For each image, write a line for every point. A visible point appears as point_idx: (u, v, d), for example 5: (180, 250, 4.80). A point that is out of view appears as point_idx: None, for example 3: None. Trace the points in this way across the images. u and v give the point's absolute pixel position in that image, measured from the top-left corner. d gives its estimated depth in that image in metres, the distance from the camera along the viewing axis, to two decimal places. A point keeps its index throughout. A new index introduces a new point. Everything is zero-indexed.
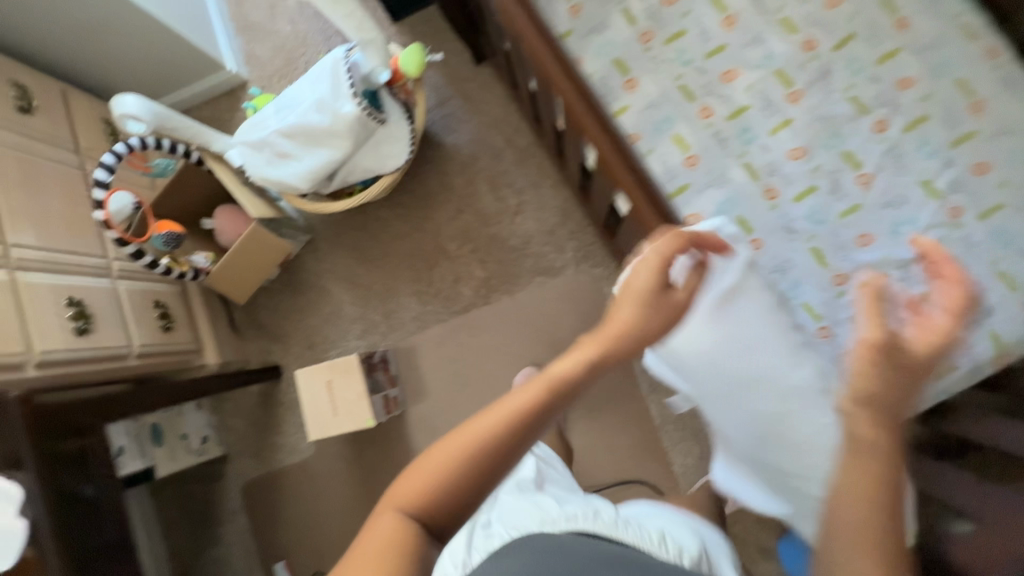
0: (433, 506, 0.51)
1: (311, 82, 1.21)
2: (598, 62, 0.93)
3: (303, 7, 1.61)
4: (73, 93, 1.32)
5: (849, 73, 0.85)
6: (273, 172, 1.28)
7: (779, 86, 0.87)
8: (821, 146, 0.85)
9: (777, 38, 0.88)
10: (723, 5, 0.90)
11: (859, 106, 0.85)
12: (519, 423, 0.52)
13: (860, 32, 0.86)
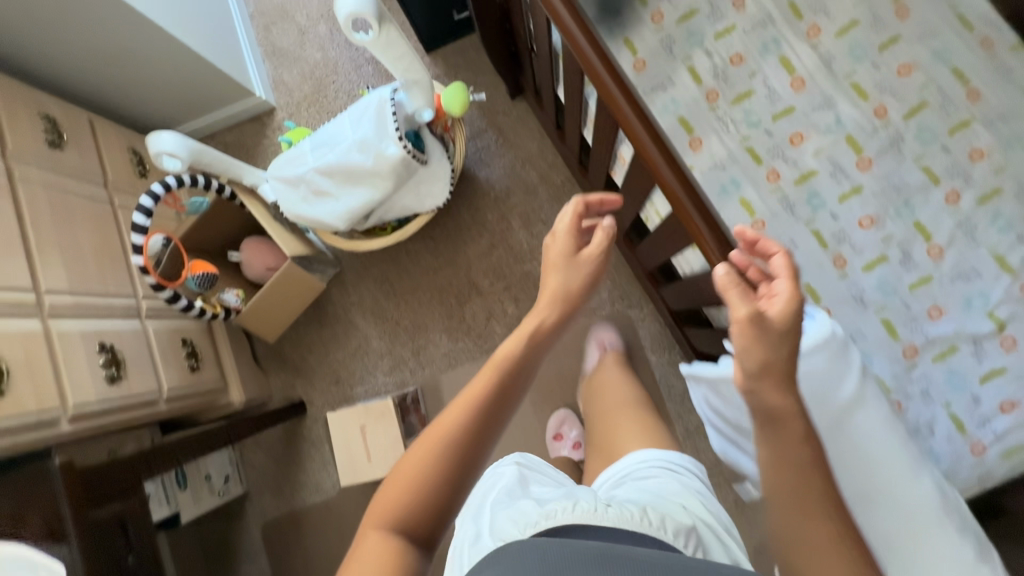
0: (417, 510, 0.56)
1: (353, 121, 1.18)
2: (663, 121, 0.91)
3: (334, 34, 1.59)
4: (100, 122, 1.27)
5: (921, 142, 0.84)
6: (309, 210, 1.25)
7: (850, 153, 0.86)
8: (892, 215, 0.84)
9: (847, 103, 0.87)
10: (791, 67, 0.89)
11: (931, 176, 0.84)
12: (476, 408, 0.60)
13: (932, 101, 0.85)
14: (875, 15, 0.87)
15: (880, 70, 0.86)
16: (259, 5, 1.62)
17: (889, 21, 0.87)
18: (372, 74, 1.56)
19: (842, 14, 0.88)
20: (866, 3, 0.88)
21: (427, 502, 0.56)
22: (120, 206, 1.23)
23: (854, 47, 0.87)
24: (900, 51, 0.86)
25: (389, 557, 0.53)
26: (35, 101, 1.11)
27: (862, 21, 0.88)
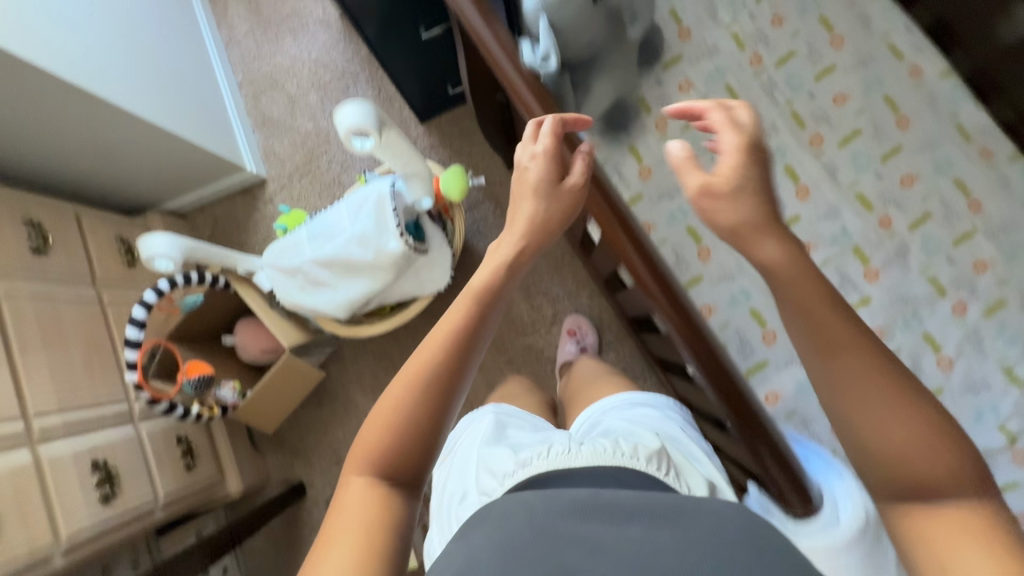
0: (396, 452, 0.53)
1: (351, 212, 1.16)
2: (670, 230, 0.91)
3: (325, 103, 1.56)
4: (87, 215, 1.24)
5: (926, 253, 0.85)
6: (307, 299, 1.22)
7: (857, 264, 0.86)
8: (901, 327, 0.84)
9: (853, 213, 0.87)
10: (796, 175, 0.89)
11: (937, 287, 0.84)
12: (449, 339, 0.56)
13: (935, 212, 0.86)
14: (876, 126, 0.87)
15: (884, 181, 0.87)
16: (247, 74, 1.60)
17: (891, 132, 0.87)
18: None
19: (844, 124, 0.88)
20: (868, 113, 0.88)
21: (405, 446, 0.53)
22: (109, 303, 1.19)
23: (857, 158, 0.88)
24: (903, 162, 0.87)
25: (375, 505, 0.50)
26: (19, 205, 1.07)
27: (864, 131, 0.88)
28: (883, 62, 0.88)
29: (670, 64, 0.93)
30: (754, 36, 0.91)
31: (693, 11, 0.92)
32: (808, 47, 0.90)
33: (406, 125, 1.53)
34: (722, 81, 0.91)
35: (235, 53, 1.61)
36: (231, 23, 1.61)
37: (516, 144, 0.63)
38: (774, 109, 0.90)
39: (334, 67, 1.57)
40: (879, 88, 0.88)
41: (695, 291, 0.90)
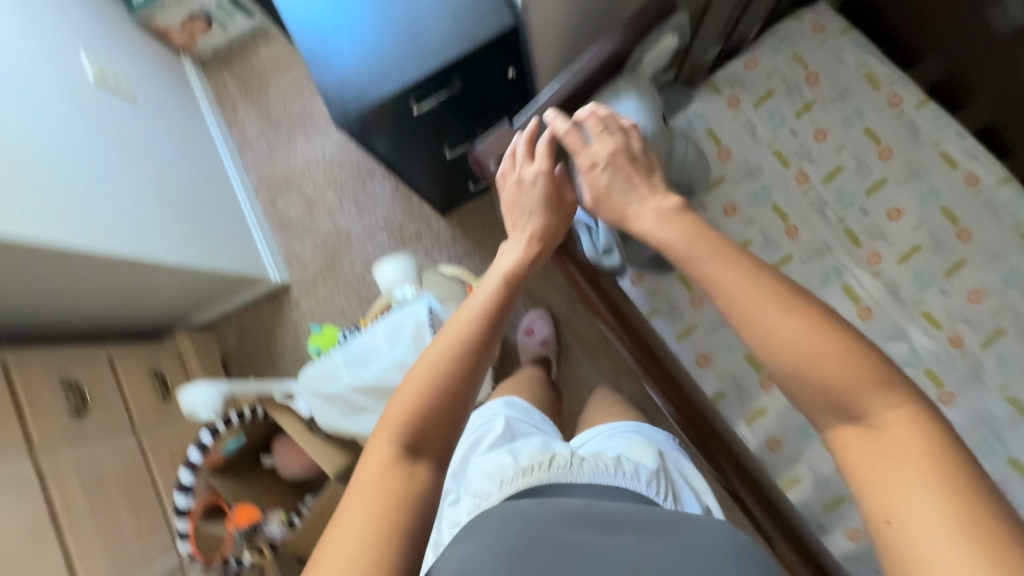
0: (427, 415, 0.59)
1: (388, 338, 1.15)
2: (730, 359, 0.97)
3: (344, 202, 1.55)
4: (121, 355, 1.22)
5: (1002, 372, 0.86)
6: (348, 424, 1.20)
7: (931, 387, 0.87)
8: (984, 453, 0.84)
9: (923, 332, 0.89)
10: (856, 295, 0.92)
11: (1020, 407, 0.85)
12: (475, 324, 0.66)
13: (1008, 328, 0.87)
14: (936, 239, 0.92)
15: (949, 297, 0.90)
16: (263, 177, 1.59)
17: (952, 245, 0.91)
18: (387, 242, 1.52)
19: (902, 240, 0.93)
20: (926, 228, 0.92)
21: (435, 410, 0.60)
22: (150, 447, 1.17)
23: (918, 271, 0.91)
24: (967, 276, 0.90)
25: (399, 472, 0.55)
26: (54, 368, 1.06)
27: (923, 246, 0.92)
28: (937, 171, 0.94)
29: (715, 185, 0.99)
30: (796, 154, 0.98)
31: (733, 133, 1.00)
32: (855, 161, 0.97)
33: (428, 219, 1.51)
34: (768, 201, 0.98)
35: (248, 157, 1.59)
36: (242, 126, 1.60)
37: (513, 159, 0.75)
38: (825, 228, 0.95)
39: (349, 165, 1.56)
40: (936, 200, 0.93)
41: (760, 424, 0.94)
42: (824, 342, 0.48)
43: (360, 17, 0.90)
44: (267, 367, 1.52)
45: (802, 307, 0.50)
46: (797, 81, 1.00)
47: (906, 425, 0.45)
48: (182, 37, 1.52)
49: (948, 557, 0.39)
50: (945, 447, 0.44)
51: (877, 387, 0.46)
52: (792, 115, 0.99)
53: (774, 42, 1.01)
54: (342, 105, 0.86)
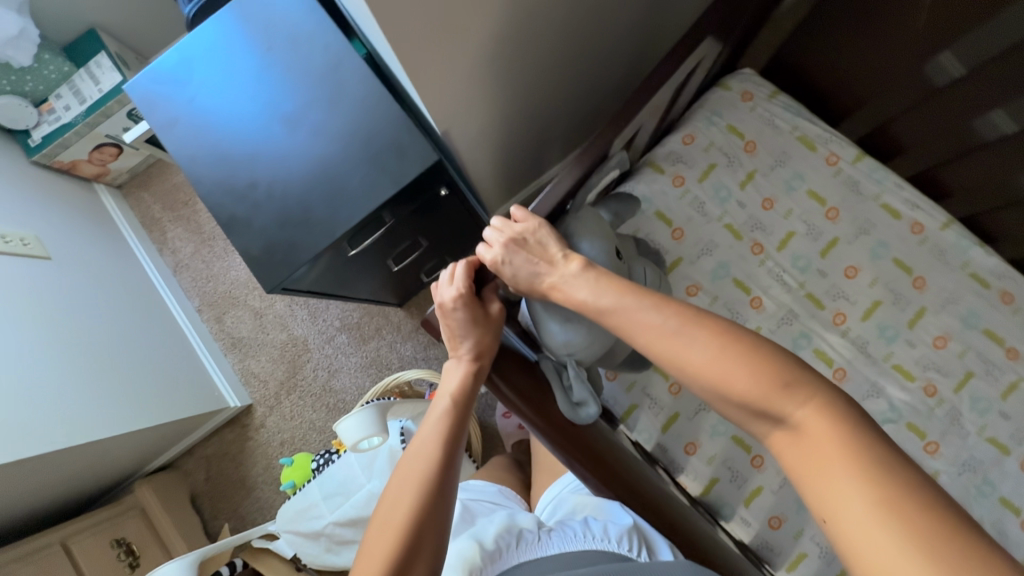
0: (401, 560, 0.61)
1: (363, 465, 1.11)
2: (716, 442, 1.00)
3: (295, 310, 1.49)
4: (74, 535, 1.13)
5: (978, 413, 0.98)
6: (337, 558, 1.13)
7: (916, 439, 0.98)
8: (976, 497, 0.95)
9: (900, 386, 1.00)
10: (828, 358, 1.02)
11: (999, 447, 0.96)
12: (431, 459, 0.67)
13: (977, 370, 1.00)
14: (894, 293, 1.04)
15: (916, 347, 1.02)
16: (205, 296, 1.51)
17: (909, 296, 1.04)
18: (347, 342, 1.46)
19: (862, 298, 1.04)
20: (882, 282, 1.05)
21: (408, 552, 0.61)
22: None
23: (881, 324, 1.03)
24: (930, 323, 1.02)
25: None
26: None
27: (882, 300, 1.04)
28: (881, 224, 1.07)
29: (674, 267, 1.08)
30: (748, 225, 1.09)
31: (683, 213, 1.09)
32: (805, 225, 1.08)
33: (387, 313, 1.46)
34: (728, 276, 1.07)
35: (187, 279, 1.52)
36: (174, 247, 1.53)
37: (433, 287, 0.73)
38: (789, 295, 1.05)
39: None
40: (886, 252, 1.06)
41: (758, 503, 0.98)
42: (728, 361, 0.51)
43: (263, 160, 0.81)
44: (240, 497, 1.42)
45: (707, 329, 0.53)
46: (733, 149, 1.11)
47: (817, 425, 0.47)
48: (92, 168, 1.43)
49: (872, 539, 0.41)
50: (855, 429, 0.47)
51: (787, 394, 0.49)
52: (737, 186, 1.10)
53: (708, 113, 1.13)
54: (270, 270, 0.80)
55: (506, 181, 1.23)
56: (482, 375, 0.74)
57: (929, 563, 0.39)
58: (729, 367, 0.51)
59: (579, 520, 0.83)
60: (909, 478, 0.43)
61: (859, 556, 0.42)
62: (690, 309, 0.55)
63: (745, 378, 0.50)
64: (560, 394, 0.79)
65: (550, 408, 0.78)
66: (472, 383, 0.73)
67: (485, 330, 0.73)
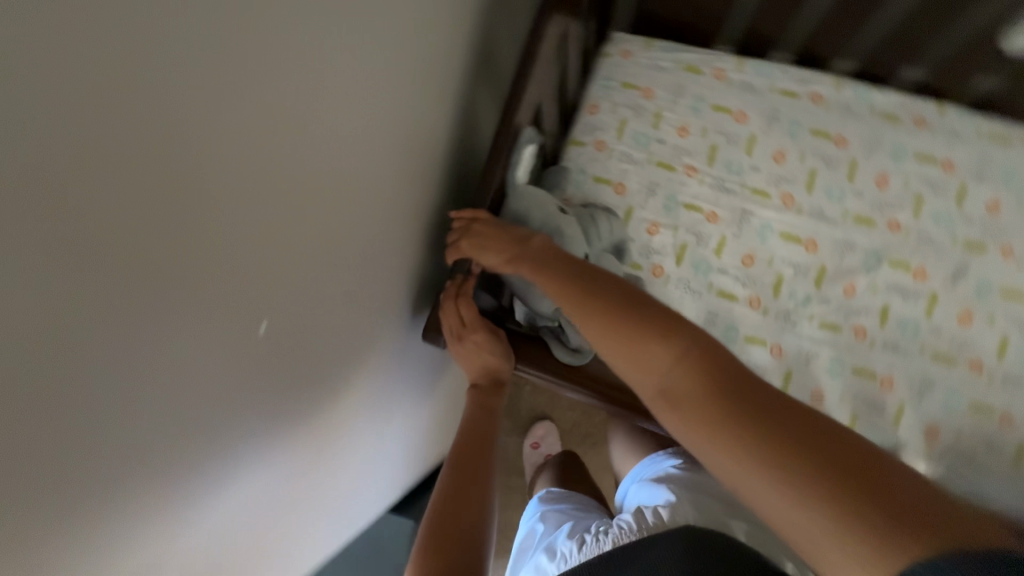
0: (445, 529, 0.62)
1: None
2: (736, 347, 0.99)
3: None
4: None
5: (944, 225, 1.01)
6: None
7: (903, 273, 0.99)
8: (980, 300, 0.97)
9: (867, 234, 1.02)
10: (796, 237, 1.03)
11: (975, 247, 0.99)
12: (467, 444, 0.76)
13: (924, 191, 1.03)
14: (823, 158, 1.06)
15: (864, 194, 1.04)
16: None
17: (837, 155, 1.06)
18: None
19: (800, 174, 1.06)
20: (809, 153, 1.06)
21: (450, 524, 0.63)
22: None
23: (828, 187, 1.05)
24: (866, 171, 1.05)
25: None
26: None
27: (817, 168, 1.05)
28: (786, 106, 1.09)
29: (630, 217, 1.05)
30: (675, 155, 1.08)
31: (617, 169, 1.07)
32: (722, 135, 1.08)
33: None
34: (679, 204, 1.05)
35: None
36: None
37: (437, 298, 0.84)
38: (737, 199, 1.05)
39: None
40: (802, 129, 1.08)
41: (796, 384, 0.97)
42: (611, 316, 0.56)
43: None
44: None
45: (603, 310, 0.56)
46: (636, 101, 1.10)
47: (686, 377, 0.49)
48: None
49: (747, 475, 0.44)
50: (738, 389, 0.47)
51: (665, 349, 0.52)
52: (651, 128, 1.09)
53: (600, 81, 1.12)
54: None
55: (465, 382, 1.29)
56: (496, 387, 0.84)
57: (781, 480, 0.42)
58: (602, 327, 0.56)
59: (641, 511, 0.67)
60: (799, 427, 0.44)
61: (742, 480, 0.44)
62: (585, 283, 0.60)
63: (629, 325, 0.54)
64: (557, 348, 0.85)
65: (553, 360, 0.86)
66: (492, 399, 0.83)
67: (497, 355, 0.82)
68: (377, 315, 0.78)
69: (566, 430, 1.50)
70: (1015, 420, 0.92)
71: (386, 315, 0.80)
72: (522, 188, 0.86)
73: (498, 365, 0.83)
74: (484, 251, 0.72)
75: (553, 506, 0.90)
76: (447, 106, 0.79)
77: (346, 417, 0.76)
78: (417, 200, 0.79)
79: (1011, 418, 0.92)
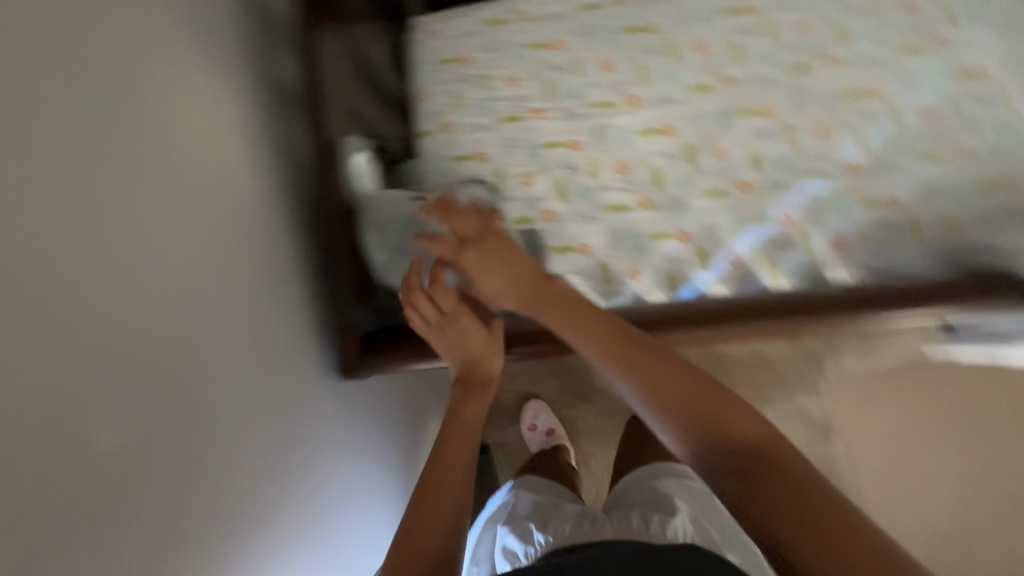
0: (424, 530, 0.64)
1: None
2: (647, 249, 1.02)
3: None
4: None
5: (772, 61, 1.03)
6: None
7: (757, 119, 1.02)
8: (830, 112, 1.00)
9: (713, 98, 1.04)
10: (654, 130, 1.05)
11: (806, 68, 1.02)
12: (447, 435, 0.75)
13: (744, 37, 1.04)
14: (644, 48, 1.06)
15: (694, 65, 1.05)
16: None
17: (654, 40, 1.06)
18: None
19: (630, 72, 1.06)
20: (630, 50, 1.06)
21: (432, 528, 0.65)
22: None
23: (662, 74, 1.05)
24: (687, 43, 1.05)
25: None
26: None
27: (643, 59, 1.05)
28: (590, 16, 1.08)
29: (501, 179, 1.05)
30: (515, 104, 1.07)
31: (470, 142, 1.07)
32: (546, 67, 1.07)
33: None
34: (539, 147, 1.06)
35: None
36: None
37: (403, 280, 0.78)
38: (586, 120, 1.06)
39: None
40: (614, 30, 1.07)
41: (712, 255, 1.01)
42: (622, 348, 0.69)
43: None
44: None
45: (620, 344, 0.69)
46: (458, 74, 1.09)
47: (695, 399, 0.64)
48: None
49: (721, 463, 0.60)
50: (735, 417, 0.62)
51: (680, 380, 0.66)
52: (482, 91, 1.08)
53: (417, 70, 1.11)
54: None
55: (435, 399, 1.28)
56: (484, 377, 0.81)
57: (753, 477, 0.57)
58: (613, 348, 0.69)
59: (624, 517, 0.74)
60: (781, 449, 0.59)
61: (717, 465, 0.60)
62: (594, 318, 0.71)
63: (641, 357, 0.68)
64: None
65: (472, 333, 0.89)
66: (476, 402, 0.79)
67: (484, 343, 0.80)
68: (285, 379, 0.78)
69: (553, 396, 1.51)
70: (902, 202, 0.97)
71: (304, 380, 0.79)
72: (374, 196, 0.91)
73: (482, 351, 0.80)
74: (488, 273, 0.71)
75: (527, 484, 0.92)
76: (253, 162, 0.77)
77: (304, 467, 0.77)
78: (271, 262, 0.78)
79: (897, 202, 0.97)
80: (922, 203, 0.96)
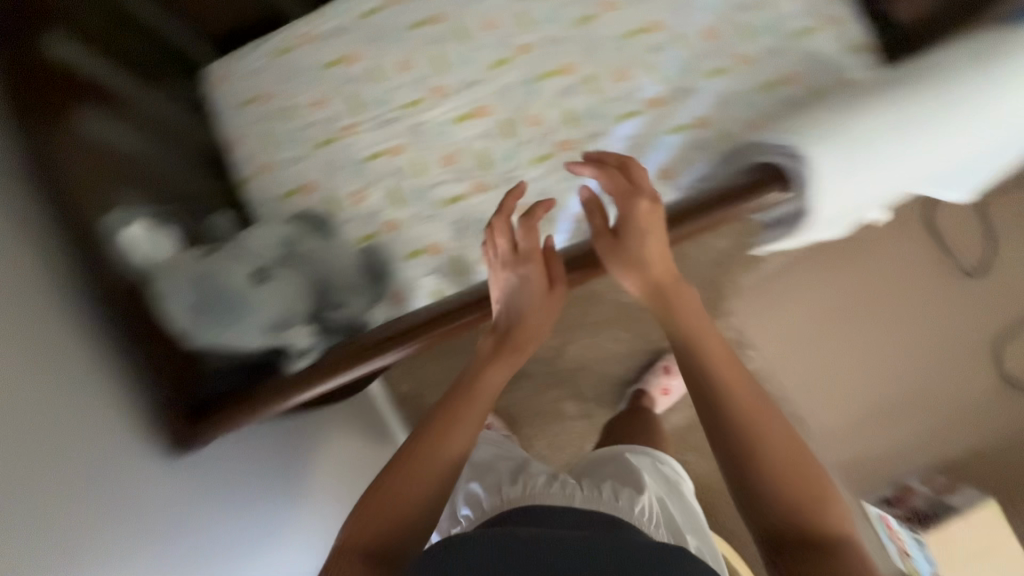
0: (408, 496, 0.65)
1: None
2: None
3: None
4: None
5: (557, 19, 1.05)
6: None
7: (560, 79, 1.05)
8: (621, 55, 1.04)
9: (513, 70, 1.05)
10: (468, 115, 1.05)
11: (589, 20, 1.05)
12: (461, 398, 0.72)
13: (525, 5, 1.06)
14: (434, 40, 1.06)
15: (486, 43, 1.06)
16: None
17: (443, 29, 1.07)
18: None
19: (428, 67, 1.06)
20: (422, 45, 1.07)
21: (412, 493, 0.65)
22: None
23: (459, 59, 1.06)
24: (473, 25, 1.07)
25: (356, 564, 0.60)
26: None
27: (437, 51, 1.06)
28: (375, 23, 1.08)
29: (335, 203, 1.04)
30: (327, 127, 1.06)
31: (295, 174, 1.05)
32: (348, 85, 1.07)
33: None
34: (363, 162, 1.05)
35: None
36: None
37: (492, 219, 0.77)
38: (400, 125, 1.05)
39: None
40: (402, 30, 1.07)
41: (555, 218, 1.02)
42: (725, 350, 0.67)
43: None
44: None
45: (704, 345, 0.67)
46: (263, 113, 1.07)
47: (759, 410, 0.62)
48: None
49: (749, 464, 0.59)
50: (787, 439, 0.60)
51: (760, 394, 0.63)
52: (291, 124, 1.06)
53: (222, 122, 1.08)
54: None
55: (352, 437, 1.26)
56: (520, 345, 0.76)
57: (783, 495, 0.58)
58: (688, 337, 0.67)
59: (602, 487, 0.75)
60: (821, 483, 0.59)
61: (746, 465, 0.60)
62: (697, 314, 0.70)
63: (731, 361, 0.65)
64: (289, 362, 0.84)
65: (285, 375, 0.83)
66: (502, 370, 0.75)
67: (532, 304, 0.75)
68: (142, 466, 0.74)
69: None
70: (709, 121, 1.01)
71: (157, 454, 0.76)
72: (163, 265, 0.77)
73: (532, 316, 0.76)
74: (626, 240, 0.72)
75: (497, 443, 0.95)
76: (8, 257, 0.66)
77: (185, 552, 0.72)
78: (68, 354, 0.69)
79: (705, 121, 1.01)
80: (726, 117, 1.00)
